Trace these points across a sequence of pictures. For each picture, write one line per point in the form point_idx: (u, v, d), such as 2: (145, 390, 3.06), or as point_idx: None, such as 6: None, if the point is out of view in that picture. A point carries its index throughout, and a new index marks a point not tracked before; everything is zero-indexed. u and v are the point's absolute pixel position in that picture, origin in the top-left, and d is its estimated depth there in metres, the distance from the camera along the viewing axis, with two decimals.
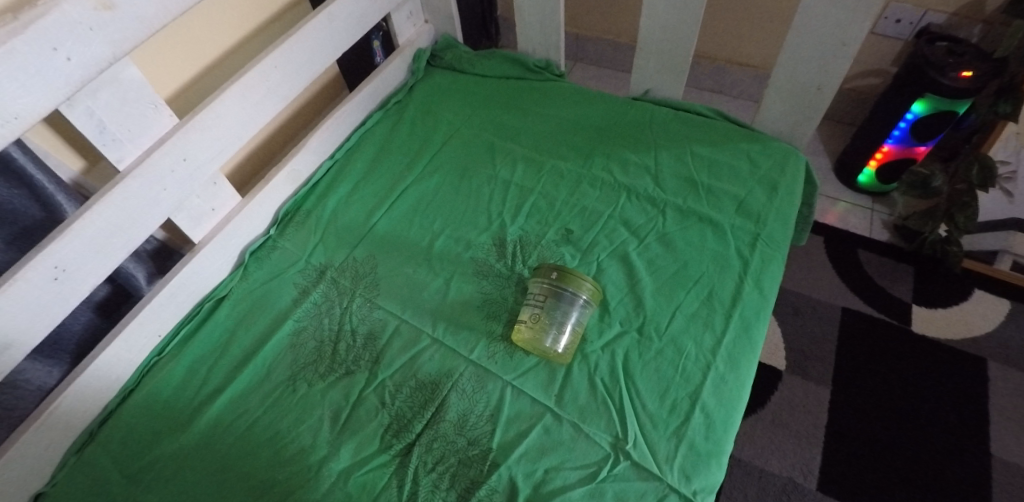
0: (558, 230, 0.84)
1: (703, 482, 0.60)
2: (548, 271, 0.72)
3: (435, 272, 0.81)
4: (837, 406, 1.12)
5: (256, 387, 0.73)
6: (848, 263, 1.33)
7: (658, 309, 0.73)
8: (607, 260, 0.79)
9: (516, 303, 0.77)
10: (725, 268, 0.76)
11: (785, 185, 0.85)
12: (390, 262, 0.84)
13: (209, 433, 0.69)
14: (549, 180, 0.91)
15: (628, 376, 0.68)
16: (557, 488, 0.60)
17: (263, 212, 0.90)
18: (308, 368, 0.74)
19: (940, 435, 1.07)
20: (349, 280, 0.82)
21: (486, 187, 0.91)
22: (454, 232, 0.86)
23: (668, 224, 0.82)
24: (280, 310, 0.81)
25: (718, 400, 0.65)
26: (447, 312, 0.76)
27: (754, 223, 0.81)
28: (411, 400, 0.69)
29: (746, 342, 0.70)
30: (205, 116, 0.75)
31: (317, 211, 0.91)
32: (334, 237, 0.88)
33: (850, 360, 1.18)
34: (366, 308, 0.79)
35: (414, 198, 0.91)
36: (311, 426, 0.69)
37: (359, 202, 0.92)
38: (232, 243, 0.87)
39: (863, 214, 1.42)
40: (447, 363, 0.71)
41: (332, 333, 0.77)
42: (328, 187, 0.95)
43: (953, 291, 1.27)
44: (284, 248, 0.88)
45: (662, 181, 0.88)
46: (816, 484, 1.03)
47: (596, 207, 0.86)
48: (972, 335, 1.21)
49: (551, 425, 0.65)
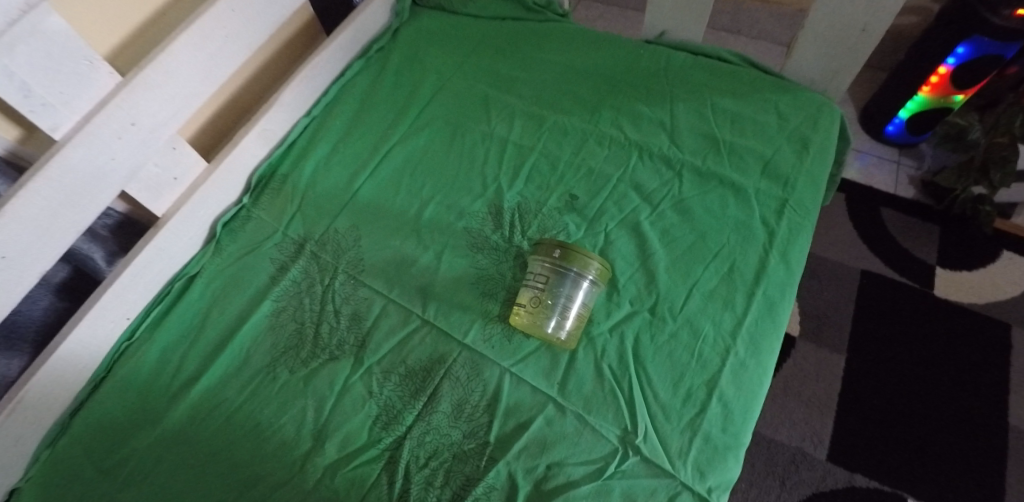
0: (561, 196, 0.75)
1: (718, 478, 0.55)
2: (550, 249, 0.63)
3: (425, 245, 0.73)
4: (852, 375, 1.07)
5: (234, 374, 0.67)
6: (870, 222, 1.25)
7: (672, 287, 0.66)
8: (616, 231, 0.71)
9: (514, 282, 0.69)
10: (748, 240, 0.68)
11: (818, 142, 0.75)
12: (375, 233, 0.75)
13: (187, 424, 0.64)
14: (550, 138, 0.81)
15: (638, 362, 0.62)
16: (560, 485, 0.56)
17: (235, 178, 0.81)
18: (288, 353, 0.68)
19: (957, 405, 1.03)
20: (330, 255, 0.74)
21: (480, 147, 0.82)
22: (445, 198, 0.77)
23: (685, 189, 0.74)
24: (257, 289, 0.74)
25: (737, 389, 0.59)
26: (439, 290, 0.69)
27: (781, 187, 0.72)
28: (401, 389, 0.63)
29: (770, 323, 0.63)
30: (152, 71, 0.65)
31: (294, 176, 0.82)
32: (313, 206, 0.79)
33: (868, 327, 1.12)
34: (349, 286, 0.72)
35: (401, 160, 0.82)
36: (294, 416, 0.63)
37: (339, 165, 0.83)
38: (201, 213, 0.78)
39: (888, 169, 1.32)
40: (440, 348, 0.65)
41: (314, 314, 0.70)
42: (305, 149, 0.85)
43: (980, 253, 1.19)
44: (259, 219, 0.80)
45: (679, 138, 0.78)
46: (826, 454, 1.00)
47: (604, 169, 0.77)
48: (998, 299, 1.14)
49: (553, 417, 0.59)
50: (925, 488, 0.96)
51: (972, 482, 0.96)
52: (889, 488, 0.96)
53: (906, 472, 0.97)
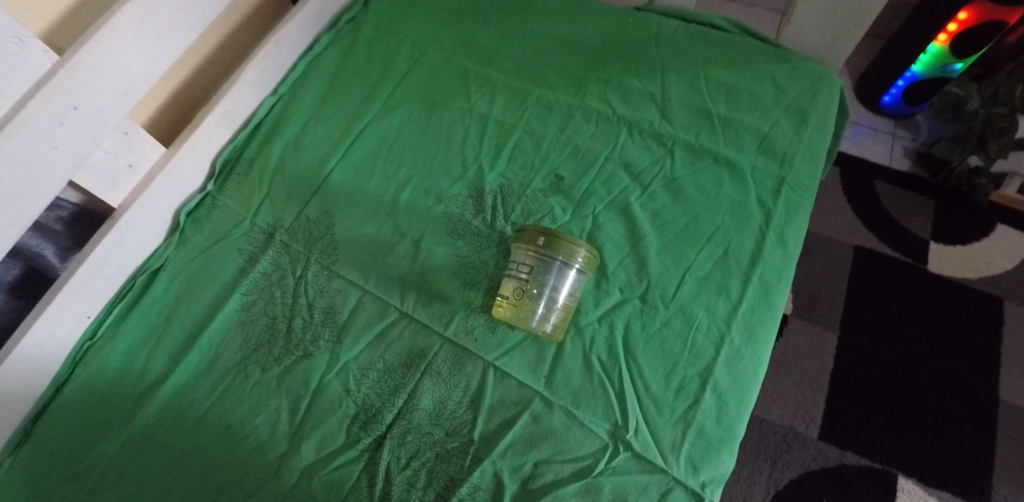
0: (546, 176, 0.71)
1: (712, 472, 0.53)
2: (534, 236, 0.59)
3: (403, 232, 0.69)
4: (845, 352, 1.06)
5: (203, 373, 0.63)
6: (865, 197, 1.22)
7: (664, 273, 0.63)
8: (604, 214, 0.68)
9: (497, 270, 0.65)
10: (744, 221, 0.65)
11: (817, 116, 0.71)
12: (349, 220, 0.71)
13: (157, 428, 0.60)
14: (534, 114, 0.76)
15: (628, 353, 0.59)
16: (548, 484, 0.53)
17: (198, 163, 0.76)
18: (260, 351, 0.64)
19: (949, 381, 1.02)
20: (301, 244, 0.70)
21: (459, 124, 0.76)
22: (423, 181, 0.72)
23: (676, 168, 0.69)
24: (225, 282, 0.69)
25: (732, 379, 0.57)
26: (417, 280, 0.65)
27: (778, 164, 0.68)
28: (379, 386, 0.60)
29: (766, 308, 0.60)
30: (94, 48, 0.59)
31: (261, 160, 0.77)
32: (282, 192, 0.74)
33: (861, 303, 1.10)
34: (323, 277, 0.67)
35: (375, 140, 0.77)
36: (268, 417, 0.60)
37: (310, 146, 0.77)
38: (162, 202, 0.73)
39: (883, 140, 1.29)
40: (420, 341, 0.62)
41: (286, 308, 0.66)
42: (273, 131, 0.80)
43: (975, 227, 1.17)
44: (224, 206, 0.75)
45: (671, 112, 0.73)
46: (817, 432, 0.99)
47: (591, 147, 0.72)
48: (991, 274, 1.13)
49: (541, 412, 0.57)
50: (915, 465, 0.96)
51: (962, 457, 0.96)
52: (880, 466, 0.96)
53: (896, 449, 0.97)
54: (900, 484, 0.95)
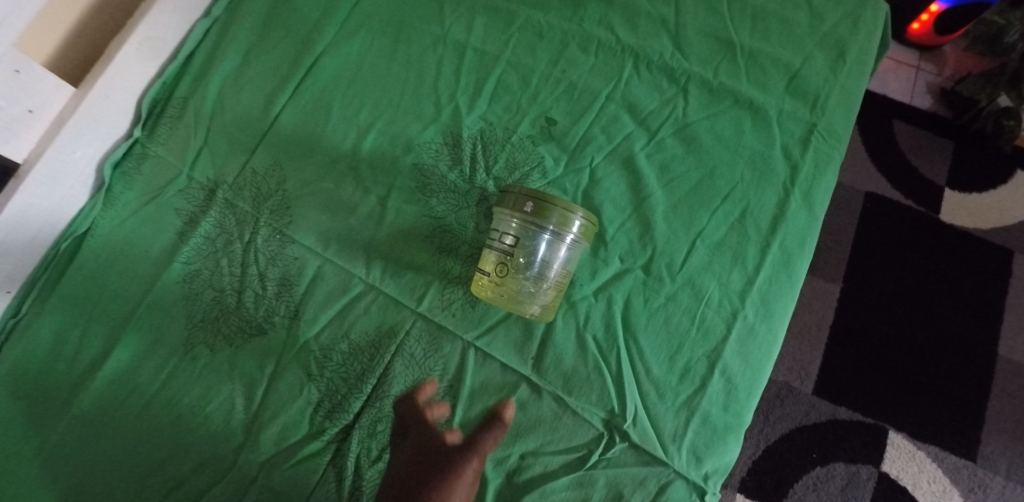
0: (535, 120, 0.60)
1: (716, 463, 0.48)
2: (520, 201, 0.47)
3: (366, 188, 0.59)
4: (846, 306, 1.00)
5: (145, 357, 0.55)
6: (880, 138, 1.09)
7: (672, 238, 0.54)
8: (603, 166, 0.58)
9: (477, 234, 0.56)
10: (765, 178, 0.56)
11: (857, 48, 0.60)
12: (302, 173, 0.60)
13: (102, 420, 0.53)
14: (521, 42, 0.63)
15: (628, 332, 0.51)
16: (536, 476, 0.48)
17: (119, 103, 0.62)
18: (208, 329, 0.56)
19: (949, 336, 0.98)
20: (248, 203, 0.59)
21: (432, 54, 0.63)
22: (390, 125, 0.61)
23: (690, 110, 0.59)
24: (162, 249, 0.59)
25: (743, 361, 0.50)
26: (385, 246, 0.56)
27: (808, 108, 0.58)
28: (345, 370, 0.53)
29: (786, 280, 0.53)
30: None
31: (196, 99, 0.64)
32: (222, 139, 0.62)
33: (871, 253, 1.02)
34: (275, 242, 0.58)
35: (331, 74, 0.63)
36: (222, 405, 0.53)
37: (253, 81, 0.64)
38: (77, 153, 0.59)
39: (905, 74, 1.13)
40: (389, 318, 0.54)
41: (234, 278, 0.57)
42: (207, 61, 0.66)
43: (993, 174, 1.07)
44: (155, 155, 0.62)
45: (685, 42, 0.61)
46: (812, 388, 0.96)
47: (590, 85, 0.61)
48: (1003, 225, 1.04)
49: (528, 399, 0.50)
50: (906, 421, 0.94)
51: (954, 413, 0.95)
52: (871, 421, 0.94)
53: (888, 404, 0.95)
54: (891, 439, 0.93)
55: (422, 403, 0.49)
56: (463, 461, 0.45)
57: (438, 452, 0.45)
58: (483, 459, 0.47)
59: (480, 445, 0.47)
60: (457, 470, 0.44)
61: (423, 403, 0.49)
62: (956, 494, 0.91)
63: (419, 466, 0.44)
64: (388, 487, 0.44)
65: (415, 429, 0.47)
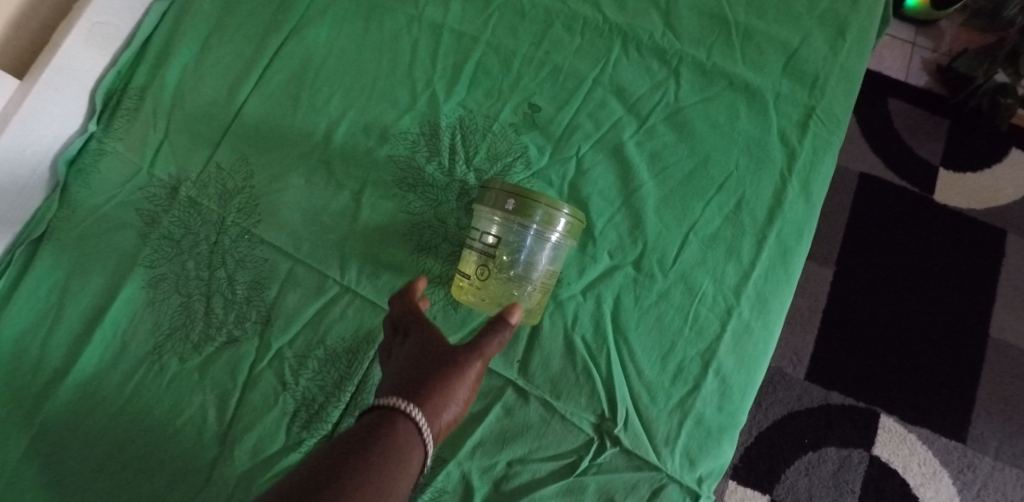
0: (518, 106, 0.56)
1: (711, 465, 0.47)
2: (501, 198, 0.44)
3: (339, 183, 0.55)
4: (840, 290, 0.97)
5: (109, 369, 0.52)
6: (875, 116, 1.06)
7: (663, 232, 0.52)
8: (591, 156, 0.54)
9: (458, 231, 0.53)
10: (762, 166, 0.53)
11: (858, 25, 0.56)
12: (269, 167, 0.56)
13: (64, 437, 0.49)
14: (502, 21, 0.59)
15: (618, 332, 0.49)
16: (524, 484, 0.46)
17: (70, 96, 0.57)
18: (176, 337, 0.52)
19: (942, 317, 0.97)
20: (213, 201, 0.55)
21: (407, 36, 0.59)
22: (364, 114, 0.57)
23: (682, 94, 0.55)
24: (121, 252, 0.55)
25: (738, 359, 0.48)
26: (360, 246, 0.53)
27: (806, 91, 0.55)
28: (322, 377, 0.50)
29: (782, 273, 0.50)
30: None
31: (154, 89, 0.59)
32: (184, 132, 0.58)
33: (866, 235, 1.00)
34: (244, 243, 0.54)
35: (298, 59, 0.59)
36: (193, 417, 0.50)
37: (215, 67, 0.59)
38: (27, 151, 0.54)
39: (900, 50, 1.08)
40: (367, 322, 0.51)
41: (201, 283, 0.54)
42: (165, 46, 0.61)
43: (987, 152, 1.04)
44: (112, 152, 0.58)
45: (676, 20, 0.57)
46: (805, 373, 0.94)
47: (576, 67, 0.57)
48: (997, 205, 1.02)
49: (514, 404, 0.48)
50: (899, 405, 0.93)
51: (947, 395, 0.94)
52: (864, 405, 0.93)
53: (881, 388, 0.94)
54: (882, 423, 0.92)
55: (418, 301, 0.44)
56: (467, 358, 0.37)
57: (441, 346, 0.38)
58: (487, 365, 0.39)
59: (484, 346, 0.39)
60: (459, 367, 0.37)
61: (419, 302, 0.44)
62: (945, 475, 0.91)
63: (421, 357, 0.37)
64: (384, 385, 0.36)
65: (415, 324, 0.41)
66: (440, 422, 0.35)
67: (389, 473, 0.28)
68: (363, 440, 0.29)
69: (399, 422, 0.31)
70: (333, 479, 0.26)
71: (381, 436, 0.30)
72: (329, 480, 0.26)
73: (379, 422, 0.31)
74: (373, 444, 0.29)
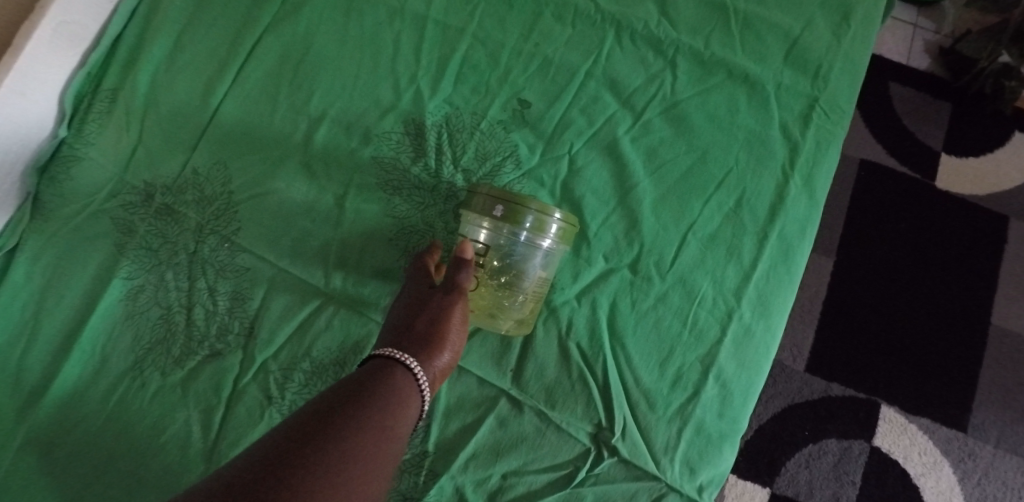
0: (507, 102, 0.54)
1: (711, 474, 0.45)
2: (488, 204, 0.41)
3: (322, 186, 0.53)
4: (841, 280, 0.95)
5: (88, 386, 0.50)
6: (875, 102, 1.03)
7: (661, 232, 0.50)
8: (584, 153, 0.52)
9: (446, 235, 0.51)
10: (763, 161, 0.51)
11: (863, 9, 0.54)
12: (248, 171, 0.54)
13: (43, 458, 0.47)
14: (489, 12, 0.56)
15: (614, 338, 0.47)
16: (520, 497, 0.45)
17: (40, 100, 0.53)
18: (157, 351, 0.50)
19: (943, 305, 0.95)
20: (192, 207, 0.53)
21: (389, 30, 0.56)
22: (346, 114, 0.54)
23: (679, 86, 0.53)
24: (98, 264, 0.53)
25: (739, 363, 0.47)
26: (344, 252, 0.51)
27: (809, 81, 0.52)
28: (308, 391, 0.49)
29: (784, 273, 0.48)
30: None
31: (126, 91, 0.56)
32: (159, 136, 0.55)
33: (867, 223, 0.97)
34: (224, 251, 0.52)
35: (276, 55, 0.56)
36: (177, 433, 0.48)
37: (189, 66, 0.57)
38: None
39: (902, 33, 1.05)
40: (354, 333, 0.50)
41: (182, 294, 0.52)
42: (137, 43, 0.58)
43: (991, 136, 1.02)
44: (85, 158, 0.55)
45: (673, 7, 0.55)
46: (804, 365, 0.92)
47: (567, 59, 0.54)
48: (1000, 191, 1.00)
49: (508, 415, 0.47)
50: (900, 396, 0.92)
51: (946, 385, 0.93)
52: (865, 396, 0.92)
53: (881, 379, 0.92)
54: (883, 414, 0.91)
55: (431, 259, 0.45)
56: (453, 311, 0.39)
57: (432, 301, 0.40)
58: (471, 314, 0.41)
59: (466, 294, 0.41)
60: (444, 312, 0.40)
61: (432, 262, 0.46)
62: (946, 465, 0.90)
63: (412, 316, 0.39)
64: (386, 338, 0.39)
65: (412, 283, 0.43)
66: (434, 369, 0.37)
67: (391, 408, 0.30)
68: (366, 382, 0.32)
69: (397, 372, 0.34)
70: (342, 406, 0.28)
71: (384, 376, 0.33)
72: (343, 403, 0.29)
73: (379, 367, 0.34)
74: (374, 384, 0.32)
